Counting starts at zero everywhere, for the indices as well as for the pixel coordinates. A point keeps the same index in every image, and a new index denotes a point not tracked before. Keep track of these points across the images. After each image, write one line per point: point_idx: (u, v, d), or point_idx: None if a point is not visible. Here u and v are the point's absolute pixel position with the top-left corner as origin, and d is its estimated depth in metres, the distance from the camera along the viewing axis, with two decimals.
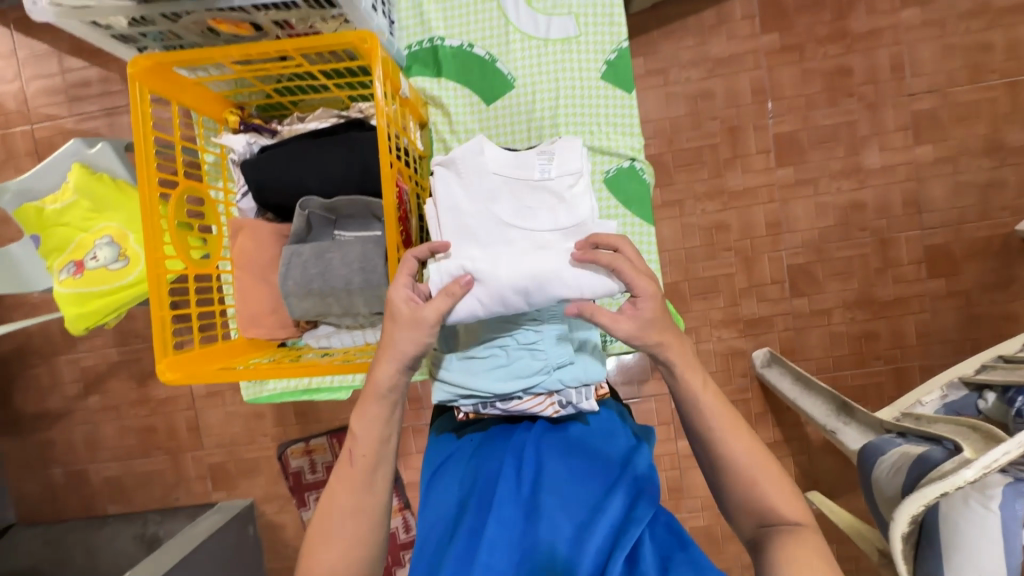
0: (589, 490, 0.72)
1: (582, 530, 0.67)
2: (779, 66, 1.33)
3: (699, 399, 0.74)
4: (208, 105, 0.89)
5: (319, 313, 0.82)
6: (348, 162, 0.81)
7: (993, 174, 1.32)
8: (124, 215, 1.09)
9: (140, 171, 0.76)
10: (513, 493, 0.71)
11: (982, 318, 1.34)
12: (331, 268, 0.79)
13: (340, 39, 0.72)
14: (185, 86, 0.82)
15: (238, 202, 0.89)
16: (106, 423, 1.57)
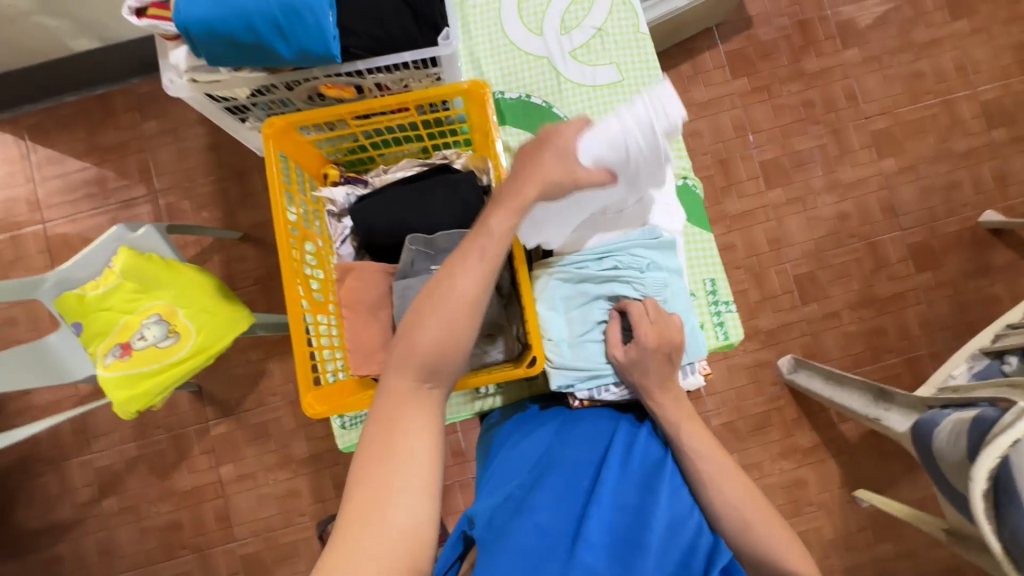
0: (690, 492, 0.72)
1: (679, 526, 0.66)
2: (753, 105, 1.52)
3: (698, 448, 0.75)
4: (311, 161, 0.98)
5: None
6: (447, 201, 0.89)
7: (949, 177, 1.51)
8: (171, 291, 1.09)
9: (277, 217, 0.84)
10: (628, 465, 0.72)
11: (971, 303, 1.47)
12: None
13: (455, 88, 0.86)
14: (298, 144, 0.92)
15: (338, 248, 0.94)
16: (124, 526, 1.46)
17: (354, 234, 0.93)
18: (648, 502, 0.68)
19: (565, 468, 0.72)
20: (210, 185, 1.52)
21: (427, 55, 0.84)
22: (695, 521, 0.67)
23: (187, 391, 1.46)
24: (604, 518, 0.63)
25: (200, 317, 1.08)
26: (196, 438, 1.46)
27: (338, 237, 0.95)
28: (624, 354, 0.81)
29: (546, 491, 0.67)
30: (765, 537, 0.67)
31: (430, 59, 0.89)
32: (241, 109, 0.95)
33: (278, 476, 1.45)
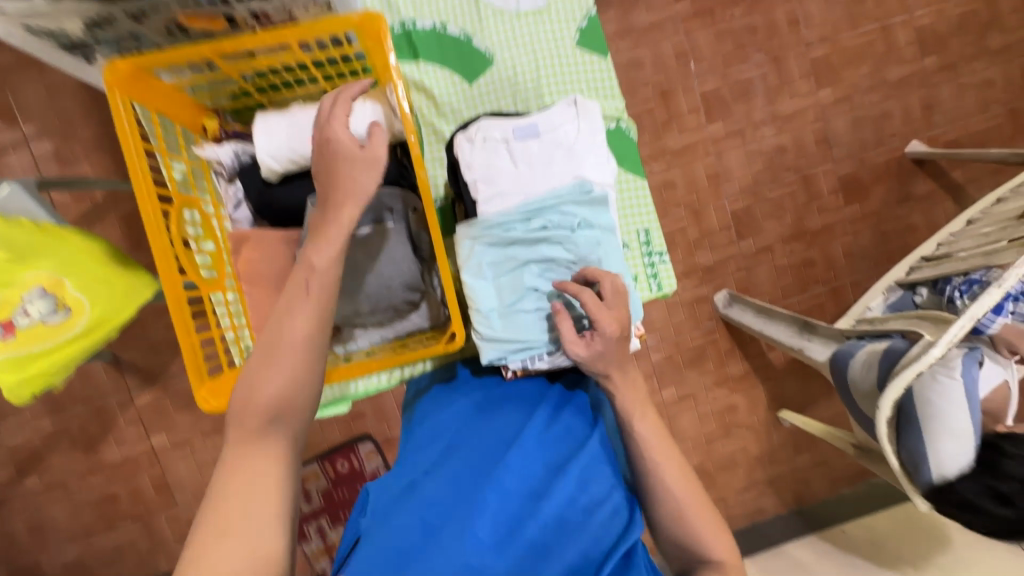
0: (608, 469, 0.68)
1: (586, 506, 0.63)
2: (695, 31, 1.44)
3: (649, 439, 0.70)
4: (184, 112, 0.87)
5: (348, 315, 0.83)
6: None
7: (881, 107, 1.52)
8: (56, 262, 0.94)
9: (138, 183, 0.73)
10: (543, 445, 0.70)
11: (892, 232, 1.55)
12: (357, 263, 0.80)
13: (345, 21, 0.74)
14: (160, 90, 0.81)
15: (232, 214, 0.88)
16: (53, 503, 1.38)
17: (247, 199, 0.87)
18: (558, 480, 0.64)
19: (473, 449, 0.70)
20: (92, 129, 1.32)
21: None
22: (609, 502, 0.64)
23: (102, 361, 1.34)
24: (501, 503, 0.61)
25: (95, 290, 0.97)
26: (120, 410, 1.37)
27: (231, 202, 0.89)
28: (584, 350, 0.72)
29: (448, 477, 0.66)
30: (696, 526, 0.66)
31: None
32: (84, 47, 0.80)
33: (216, 441, 1.40)
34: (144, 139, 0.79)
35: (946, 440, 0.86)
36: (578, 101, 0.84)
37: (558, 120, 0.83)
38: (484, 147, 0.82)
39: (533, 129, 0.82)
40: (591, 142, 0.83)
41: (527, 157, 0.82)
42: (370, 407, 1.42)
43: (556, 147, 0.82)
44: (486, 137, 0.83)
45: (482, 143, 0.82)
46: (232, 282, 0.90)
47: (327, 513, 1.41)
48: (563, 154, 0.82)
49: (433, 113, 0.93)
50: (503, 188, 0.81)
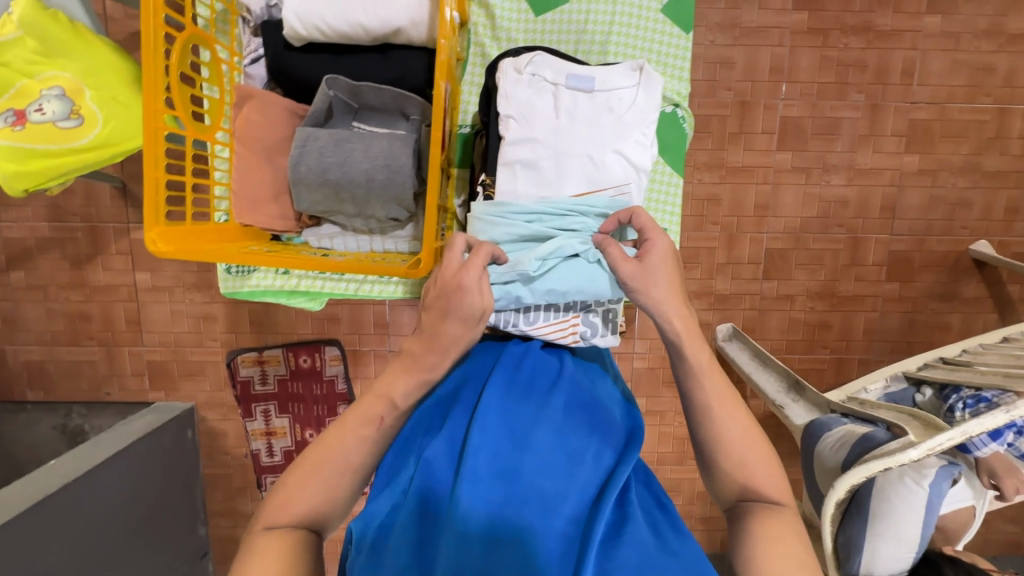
0: (582, 419, 0.70)
1: (563, 464, 0.64)
2: (800, 49, 1.32)
3: (710, 386, 0.67)
4: None
5: (326, 208, 0.80)
6: (380, 65, 0.80)
7: (963, 194, 1.40)
8: (80, 67, 0.94)
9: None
10: (506, 406, 0.68)
11: (921, 324, 1.46)
12: (350, 159, 0.77)
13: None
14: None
15: (248, 67, 0.85)
16: (31, 303, 1.43)
17: (265, 57, 0.84)
18: (527, 452, 0.64)
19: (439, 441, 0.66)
20: None
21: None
22: (591, 451, 0.66)
23: (109, 185, 1.34)
24: (478, 492, 0.60)
25: (110, 107, 0.95)
26: (114, 237, 1.39)
27: (250, 54, 0.85)
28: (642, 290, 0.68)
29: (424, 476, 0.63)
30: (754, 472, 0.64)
31: None
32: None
33: (194, 297, 1.42)
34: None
35: (888, 542, 0.82)
36: (644, 69, 0.78)
37: (616, 83, 0.78)
38: (528, 83, 0.78)
39: (587, 81, 0.78)
40: (641, 116, 0.78)
41: (569, 112, 0.78)
42: (347, 315, 1.42)
43: (604, 110, 0.78)
44: (535, 74, 0.78)
45: (529, 79, 0.78)
46: (225, 136, 0.86)
47: (277, 401, 1.46)
48: (608, 120, 0.78)
49: (487, 33, 0.87)
50: (536, 133, 0.77)
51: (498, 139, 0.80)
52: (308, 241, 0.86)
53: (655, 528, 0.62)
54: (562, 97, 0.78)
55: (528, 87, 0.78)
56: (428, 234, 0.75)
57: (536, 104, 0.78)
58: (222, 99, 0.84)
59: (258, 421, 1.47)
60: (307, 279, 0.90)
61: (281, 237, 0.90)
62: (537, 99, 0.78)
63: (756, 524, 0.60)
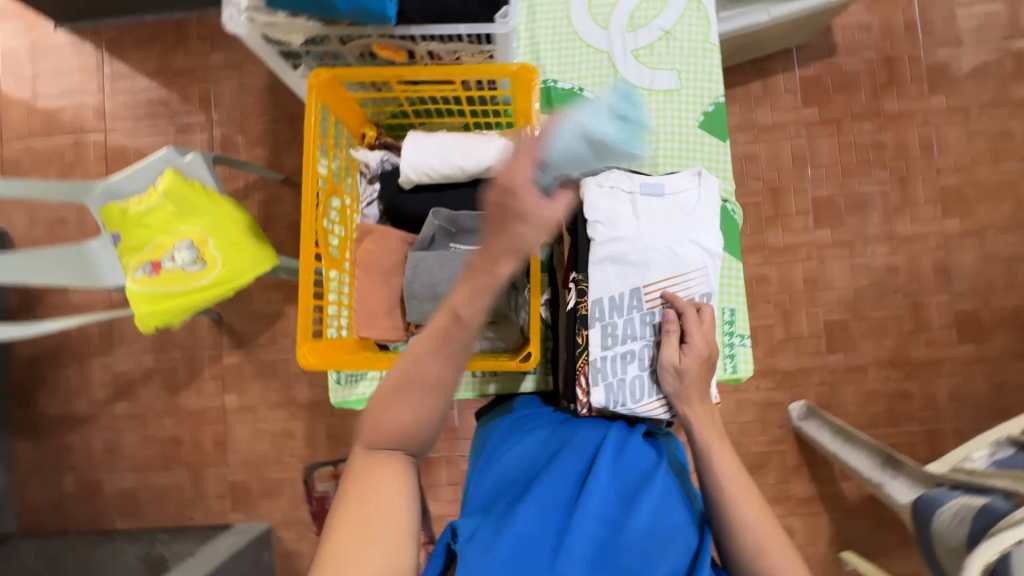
0: (678, 504, 0.71)
1: (662, 534, 0.66)
2: (818, 137, 1.45)
3: (724, 468, 0.74)
4: (353, 119, 1.00)
5: (435, 317, 0.89)
6: (472, 197, 0.94)
7: (1016, 250, 1.41)
8: (206, 221, 1.12)
9: (306, 166, 0.88)
10: (614, 472, 0.73)
11: (1010, 386, 1.39)
12: (455, 275, 0.88)
13: (505, 69, 0.87)
14: (342, 99, 0.94)
15: (364, 209, 1.00)
16: (130, 431, 1.54)
17: (380, 200, 0.99)
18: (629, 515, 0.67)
19: (548, 479, 0.71)
20: (263, 124, 1.56)
21: (481, 31, 0.84)
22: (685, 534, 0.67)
23: (208, 317, 1.51)
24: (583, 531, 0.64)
25: (228, 250, 1.12)
26: (208, 363, 1.53)
27: (366, 199, 1.00)
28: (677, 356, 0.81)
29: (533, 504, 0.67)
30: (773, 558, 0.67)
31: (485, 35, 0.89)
32: (295, 56, 0.94)
33: (277, 415, 1.50)
34: (320, 136, 0.93)
35: None
36: (702, 174, 0.88)
37: (682, 186, 0.88)
38: (611, 193, 0.87)
39: (658, 188, 0.87)
40: (706, 211, 0.87)
41: (648, 212, 0.87)
42: None
43: (676, 208, 0.87)
44: (615, 187, 0.87)
45: (609, 191, 0.86)
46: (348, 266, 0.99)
47: None
48: (681, 215, 0.87)
49: None
50: (621, 234, 0.86)
51: (585, 242, 0.88)
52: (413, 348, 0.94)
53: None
54: (637, 202, 0.87)
55: (610, 193, 0.86)
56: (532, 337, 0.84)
57: (618, 209, 0.86)
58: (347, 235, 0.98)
59: None
60: None
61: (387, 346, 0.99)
62: (618, 205, 0.86)
63: None
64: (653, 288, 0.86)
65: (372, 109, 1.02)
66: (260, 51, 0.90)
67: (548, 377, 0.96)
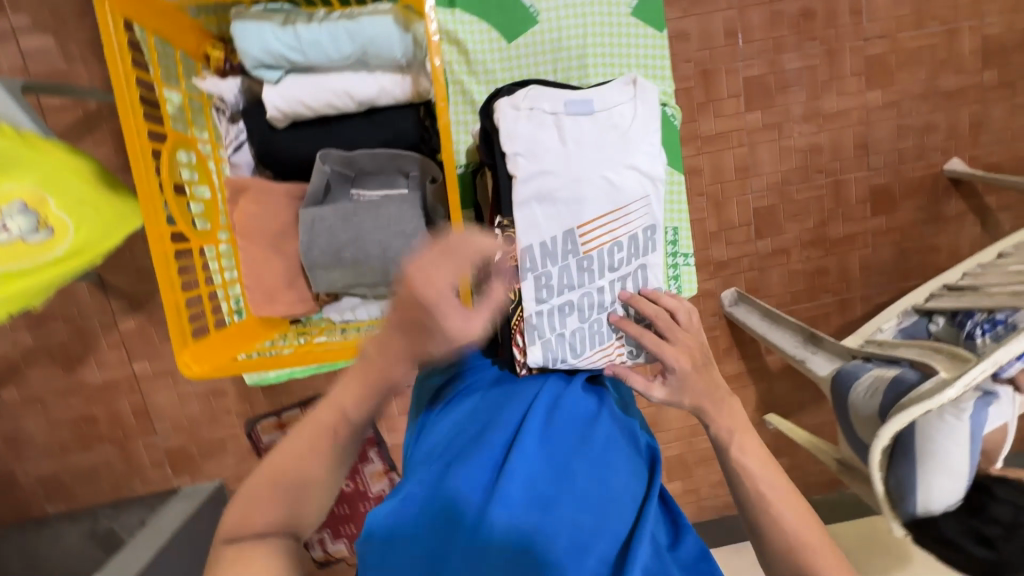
0: (617, 454, 0.69)
1: (600, 499, 0.63)
2: (750, 7, 1.33)
3: (751, 462, 0.68)
4: (185, 38, 0.83)
5: (349, 284, 0.79)
6: (370, 134, 0.79)
7: (928, 118, 1.43)
8: (36, 176, 0.88)
9: (125, 116, 0.72)
10: (546, 440, 0.69)
11: (912, 251, 1.50)
12: (362, 233, 0.76)
13: None
14: (160, 12, 0.77)
15: (231, 155, 0.84)
16: (30, 417, 1.37)
17: (249, 143, 0.83)
18: (563, 485, 0.63)
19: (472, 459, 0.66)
20: (88, 29, 1.21)
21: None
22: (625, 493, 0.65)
23: (86, 282, 1.29)
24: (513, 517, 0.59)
25: (81, 211, 0.91)
26: (103, 332, 1.34)
27: (232, 142, 0.84)
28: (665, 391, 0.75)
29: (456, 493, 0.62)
30: (815, 561, 0.61)
31: None
32: None
33: (200, 375, 1.38)
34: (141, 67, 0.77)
35: (941, 477, 0.83)
36: (637, 83, 0.79)
37: (613, 100, 0.78)
38: (531, 117, 0.77)
39: (586, 105, 0.77)
40: (643, 127, 0.78)
41: (578, 136, 0.77)
42: None
43: (611, 128, 0.78)
44: (534, 108, 0.77)
45: (527, 113, 0.77)
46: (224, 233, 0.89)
47: None
48: (615, 135, 0.78)
49: (463, 69, 0.86)
50: (548, 166, 0.76)
51: (507, 178, 0.79)
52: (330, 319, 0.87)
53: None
54: (564, 126, 0.77)
55: (532, 119, 0.77)
56: None
57: (543, 137, 0.76)
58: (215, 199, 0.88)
59: None
60: None
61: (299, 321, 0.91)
62: (541, 133, 0.76)
63: None
64: (588, 228, 0.78)
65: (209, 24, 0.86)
66: None
67: None
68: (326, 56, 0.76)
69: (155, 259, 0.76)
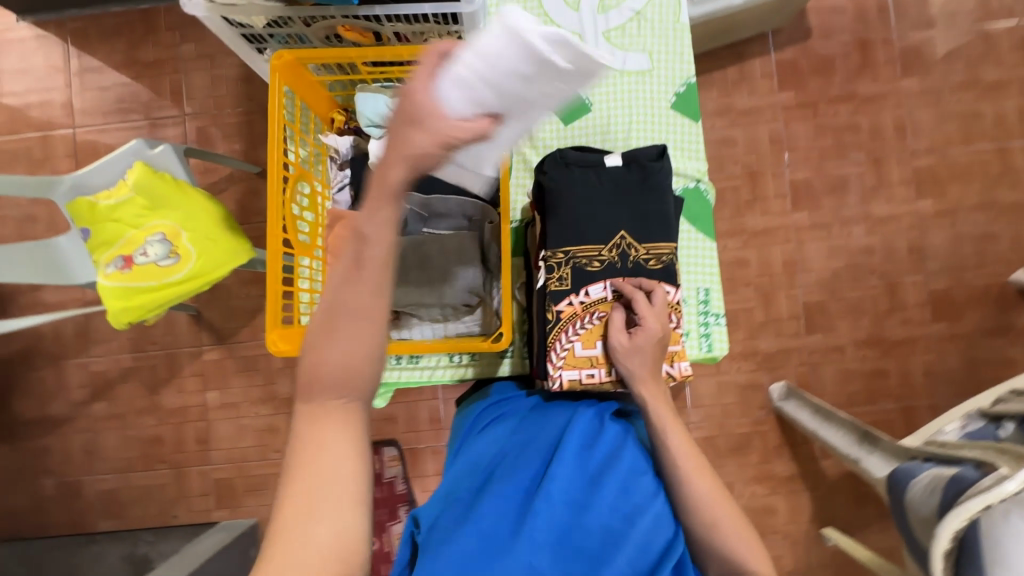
0: (649, 479, 0.72)
1: (626, 516, 0.67)
2: (794, 120, 1.46)
3: (680, 449, 0.74)
4: (320, 103, 1.00)
5: (407, 301, 0.89)
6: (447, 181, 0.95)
7: (987, 228, 1.44)
8: (179, 213, 1.10)
9: (272, 151, 0.85)
10: (582, 455, 0.73)
11: (983, 361, 1.42)
12: (428, 258, 0.90)
13: None
14: (310, 83, 0.95)
15: (336, 194, 1.00)
16: (110, 432, 1.52)
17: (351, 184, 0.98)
18: (595, 498, 0.68)
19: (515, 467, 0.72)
20: (238, 116, 1.54)
21: (448, 10, 0.84)
22: (652, 511, 0.68)
23: (186, 314, 1.49)
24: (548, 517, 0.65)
25: (203, 243, 1.10)
26: (188, 361, 1.50)
27: (337, 184, 1.01)
28: (627, 339, 0.82)
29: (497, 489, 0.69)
30: (726, 537, 0.68)
31: (451, 15, 0.89)
32: (260, 39, 0.94)
33: (260, 410, 1.49)
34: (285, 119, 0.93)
35: None
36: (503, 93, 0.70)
37: None
38: None
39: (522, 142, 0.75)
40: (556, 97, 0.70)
41: (616, 182, 0.88)
42: (403, 413, 1.46)
43: (639, 179, 0.88)
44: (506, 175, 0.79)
45: None
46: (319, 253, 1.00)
47: None
48: (644, 186, 0.88)
49: (525, 143, 1.02)
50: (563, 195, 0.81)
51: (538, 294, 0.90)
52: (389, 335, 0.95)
53: None
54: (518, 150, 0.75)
55: None
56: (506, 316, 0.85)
57: None
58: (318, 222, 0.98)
59: None
60: (385, 370, 0.99)
61: None
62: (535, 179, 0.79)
63: None
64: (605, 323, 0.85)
65: (339, 92, 1.03)
66: (223, 35, 0.89)
67: (524, 360, 0.98)
68: None
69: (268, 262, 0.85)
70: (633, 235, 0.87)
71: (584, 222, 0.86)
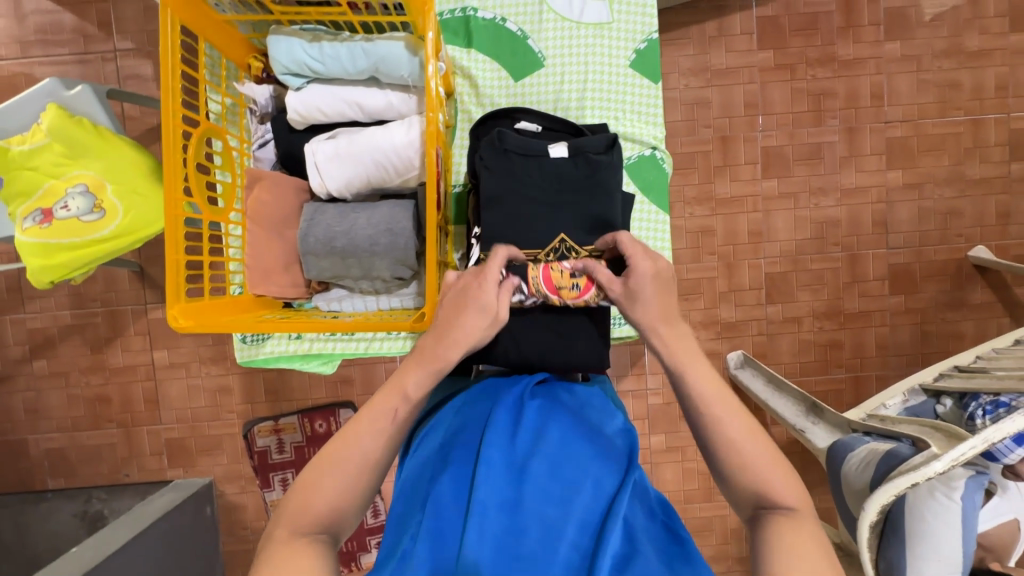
0: (581, 449, 0.69)
1: (562, 496, 0.64)
2: (771, 83, 1.40)
3: (701, 388, 0.67)
4: (233, 47, 0.90)
5: (336, 273, 0.87)
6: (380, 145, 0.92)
7: (952, 203, 1.43)
8: (101, 164, 1.01)
9: (165, 102, 0.76)
10: (507, 443, 0.68)
11: (933, 335, 1.45)
12: (355, 228, 0.84)
13: None
14: (212, 21, 0.83)
15: (256, 152, 0.94)
16: (53, 390, 1.46)
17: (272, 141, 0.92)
18: (526, 489, 0.64)
19: (442, 482, 0.66)
20: None
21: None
22: (590, 482, 0.65)
23: (128, 270, 1.41)
24: (480, 531, 0.59)
25: (130, 198, 1.02)
26: (133, 319, 1.44)
27: (258, 139, 0.94)
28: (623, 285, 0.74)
29: (430, 507, 0.64)
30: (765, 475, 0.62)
31: None
32: None
33: (211, 371, 1.45)
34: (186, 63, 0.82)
35: (929, 560, 0.79)
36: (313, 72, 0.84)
37: (365, 95, 0.86)
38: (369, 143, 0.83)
39: (366, 107, 0.86)
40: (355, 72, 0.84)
41: (561, 177, 0.84)
42: (359, 376, 1.44)
43: (587, 175, 0.84)
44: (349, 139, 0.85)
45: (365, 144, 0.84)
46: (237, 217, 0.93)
47: (294, 469, 1.45)
48: (590, 183, 0.84)
49: (471, 100, 0.95)
50: (381, 149, 0.83)
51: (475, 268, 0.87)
52: (318, 306, 0.93)
53: (668, 560, 0.59)
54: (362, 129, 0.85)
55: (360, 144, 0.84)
56: (431, 287, 0.80)
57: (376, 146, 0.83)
58: (233, 182, 0.91)
59: (276, 491, 1.45)
60: (319, 342, 0.96)
61: (291, 304, 0.95)
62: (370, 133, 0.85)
63: (781, 540, 0.56)
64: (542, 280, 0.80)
65: (253, 33, 0.91)
66: None
67: None
68: (343, 68, 0.83)
69: (167, 230, 0.79)
70: (573, 239, 0.83)
71: (525, 219, 0.83)
